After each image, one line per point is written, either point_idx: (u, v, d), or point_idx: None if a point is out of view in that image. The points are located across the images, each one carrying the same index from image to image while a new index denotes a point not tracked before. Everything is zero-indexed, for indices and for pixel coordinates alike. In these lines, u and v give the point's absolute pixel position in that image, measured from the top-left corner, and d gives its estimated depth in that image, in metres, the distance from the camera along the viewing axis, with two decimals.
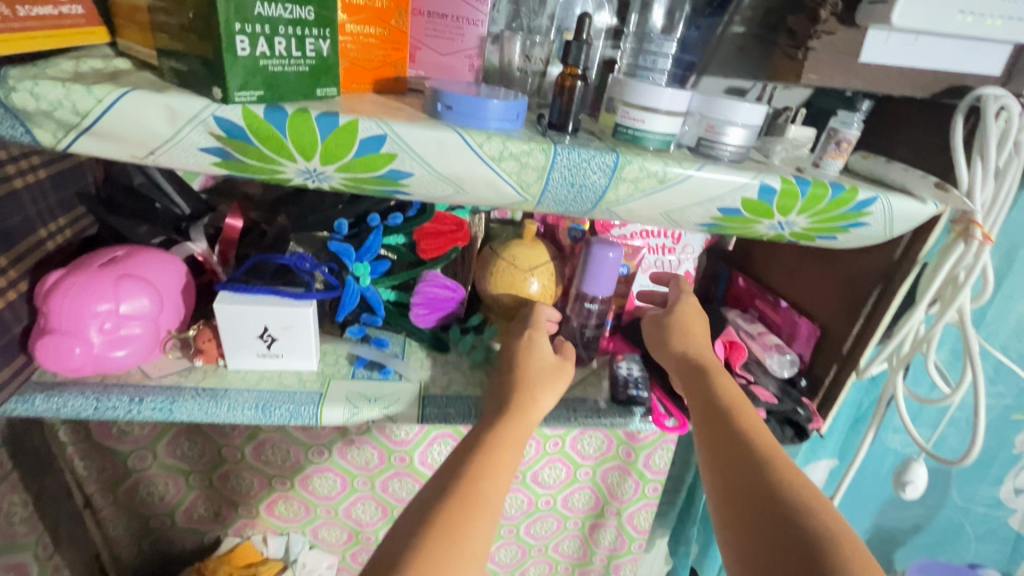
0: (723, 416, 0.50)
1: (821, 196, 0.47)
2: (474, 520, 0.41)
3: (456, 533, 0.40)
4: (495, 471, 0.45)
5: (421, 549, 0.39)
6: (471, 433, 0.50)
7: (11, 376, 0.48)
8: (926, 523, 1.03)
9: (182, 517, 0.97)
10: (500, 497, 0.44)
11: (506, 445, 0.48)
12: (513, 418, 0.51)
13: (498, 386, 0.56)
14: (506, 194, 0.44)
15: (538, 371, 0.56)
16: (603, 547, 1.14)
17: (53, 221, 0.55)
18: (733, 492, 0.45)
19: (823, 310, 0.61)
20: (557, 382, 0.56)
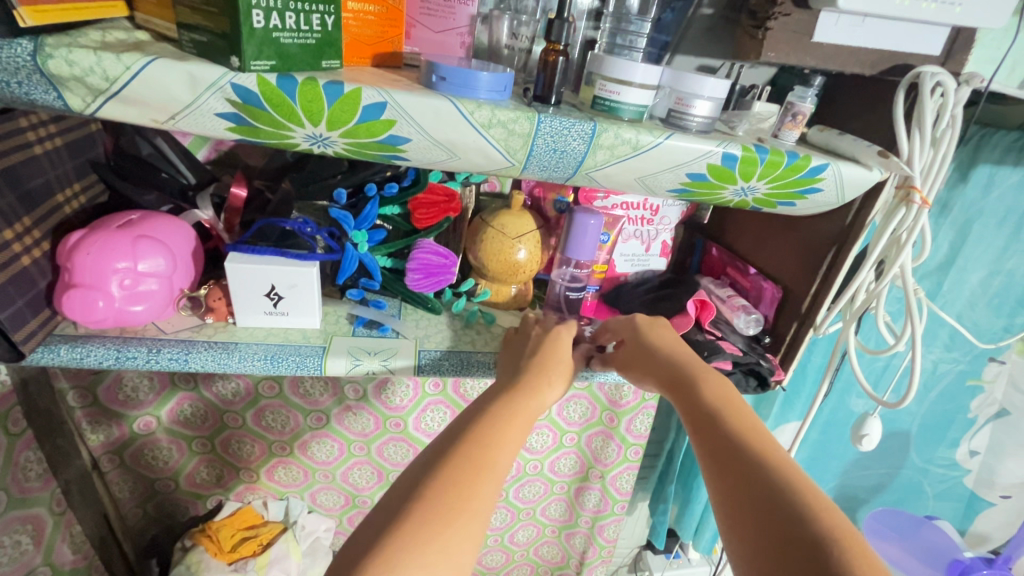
0: (717, 409, 0.51)
1: (778, 163, 0.52)
2: (481, 484, 0.44)
3: (463, 495, 0.42)
4: (502, 443, 0.48)
5: (423, 508, 0.41)
6: (478, 403, 0.52)
7: (40, 326, 0.52)
8: (888, 484, 1.10)
9: (185, 480, 1.01)
10: (504, 468, 0.46)
11: (514, 421, 0.50)
12: (525, 395, 0.53)
13: (513, 368, 0.59)
14: (494, 159, 0.49)
15: (552, 361, 0.59)
16: (588, 510, 1.21)
17: (69, 186, 0.59)
18: (728, 475, 0.46)
19: (786, 273, 0.67)
20: (567, 374, 0.59)
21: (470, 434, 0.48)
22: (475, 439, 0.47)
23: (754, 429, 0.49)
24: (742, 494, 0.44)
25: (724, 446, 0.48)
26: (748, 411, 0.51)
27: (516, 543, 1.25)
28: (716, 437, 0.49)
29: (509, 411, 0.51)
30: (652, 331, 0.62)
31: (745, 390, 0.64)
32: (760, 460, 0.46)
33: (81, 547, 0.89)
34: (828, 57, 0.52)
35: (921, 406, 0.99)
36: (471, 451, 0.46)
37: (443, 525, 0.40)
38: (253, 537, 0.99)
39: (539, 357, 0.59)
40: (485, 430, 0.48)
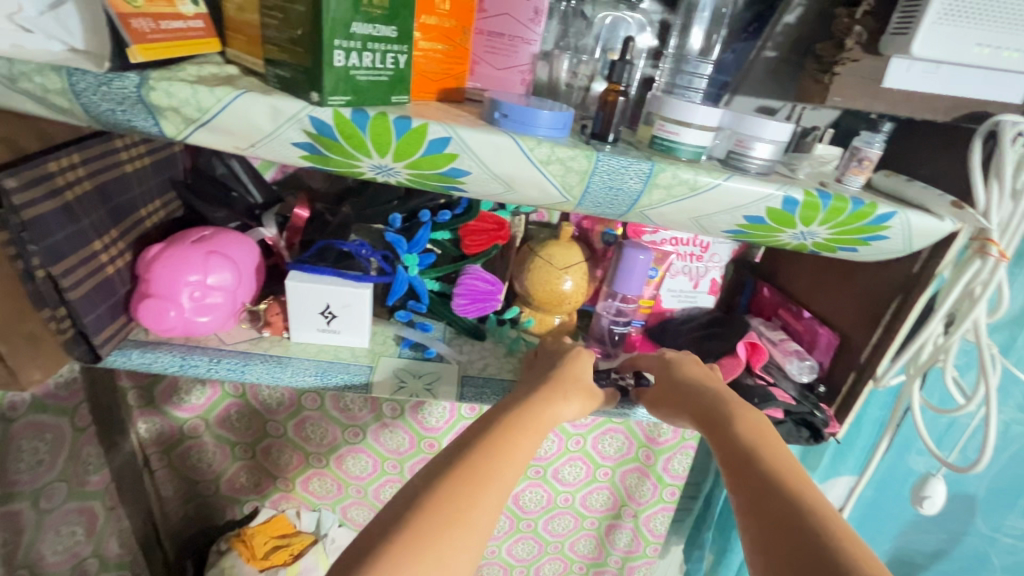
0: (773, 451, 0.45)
1: (842, 209, 0.50)
2: (478, 502, 0.39)
3: (456, 513, 0.38)
4: (509, 457, 0.43)
5: (413, 525, 0.37)
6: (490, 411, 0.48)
7: (116, 330, 0.56)
8: (950, 551, 1.01)
9: (226, 484, 1.04)
10: (508, 483, 0.42)
11: (524, 436, 0.45)
12: (540, 406, 0.49)
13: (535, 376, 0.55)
14: (549, 194, 0.50)
15: (575, 379, 0.54)
16: (619, 549, 1.17)
17: (151, 202, 0.63)
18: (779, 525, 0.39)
19: (844, 319, 0.64)
20: (587, 396, 0.54)
21: (474, 442, 0.44)
22: (479, 450, 0.43)
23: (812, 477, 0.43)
24: (794, 547, 0.38)
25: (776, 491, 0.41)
26: (803, 452, 0.46)
27: None
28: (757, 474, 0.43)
29: (521, 421, 0.47)
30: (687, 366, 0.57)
31: (795, 440, 0.62)
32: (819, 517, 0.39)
33: (128, 541, 0.93)
34: (898, 103, 0.50)
35: (990, 468, 0.91)
36: (477, 460, 0.42)
37: (427, 547, 0.36)
38: (283, 546, 1.01)
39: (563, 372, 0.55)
40: (497, 439, 0.44)
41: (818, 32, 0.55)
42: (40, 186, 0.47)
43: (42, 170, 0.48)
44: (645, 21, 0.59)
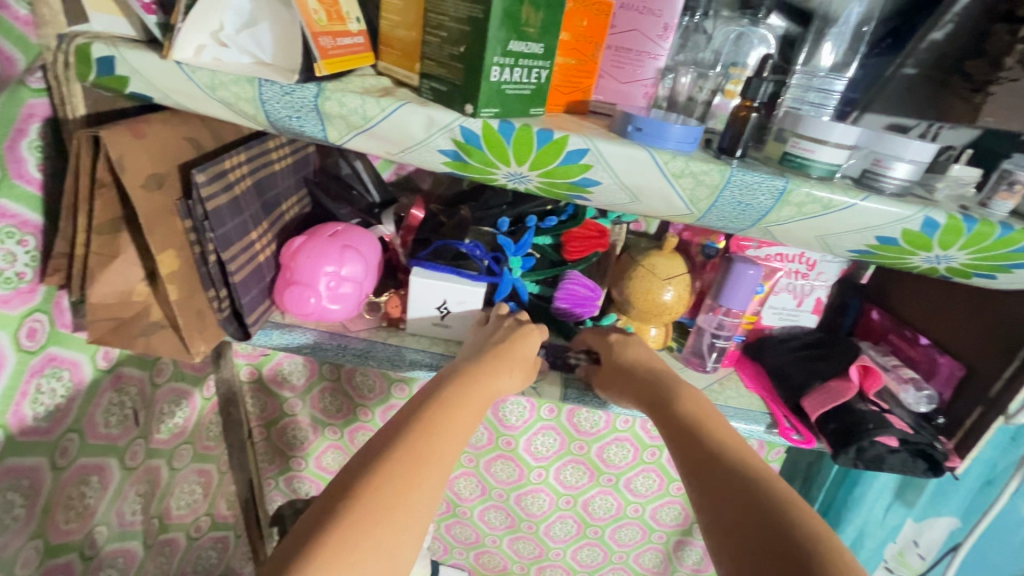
0: (695, 436, 0.52)
1: (987, 234, 0.48)
2: (428, 472, 0.45)
3: (409, 485, 0.43)
4: (453, 429, 0.49)
5: (369, 492, 0.42)
6: (436, 382, 0.54)
7: (260, 313, 0.62)
8: None
9: (313, 462, 1.11)
10: (451, 451, 0.47)
11: (466, 404, 0.52)
12: (481, 379, 0.55)
13: (479, 346, 0.61)
14: (675, 207, 0.51)
15: (518, 354, 0.60)
16: (686, 566, 1.16)
17: (291, 198, 0.70)
18: (709, 487, 0.47)
19: (969, 349, 0.61)
20: (528, 371, 0.61)
21: (419, 417, 0.49)
22: (422, 422, 0.48)
23: (731, 452, 0.50)
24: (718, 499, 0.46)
25: (707, 461, 0.50)
26: (718, 431, 0.53)
27: None
28: (689, 457, 0.51)
29: (462, 395, 0.52)
30: (626, 348, 0.65)
31: (912, 472, 0.60)
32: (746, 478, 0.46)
33: (234, 504, 1.02)
34: None
35: None
36: (419, 439, 0.46)
37: (381, 516, 0.41)
38: None
39: (508, 343, 0.60)
40: (438, 413, 0.49)
41: (968, 48, 0.53)
42: (217, 182, 0.54)
43: (219, 167, 0.54)
44: (770, 35, 0.58)
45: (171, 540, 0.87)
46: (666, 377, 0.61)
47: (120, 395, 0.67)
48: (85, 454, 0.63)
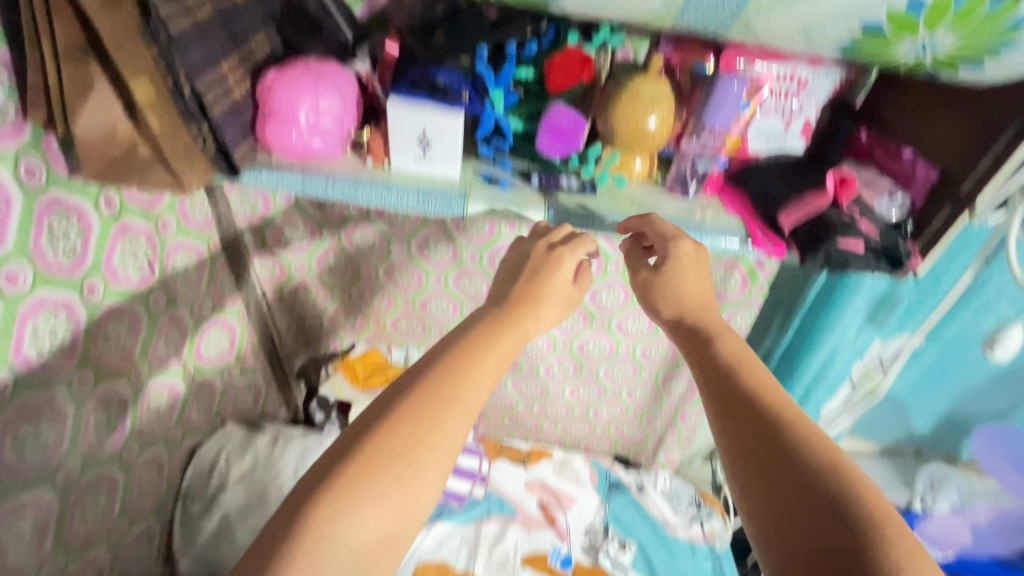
0: (735, 377, 0.52)
1: (976, 9, 0.45)
2: (444, 418, 0.47)
3: (426, 432, 0.46)
4: (475, 379, 0.50)
5: (378, 445, 0.45)
6: (461, 326, 0.55)
7: (248, 152, 0.64)
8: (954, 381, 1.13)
9: (329, 320, 1.23)
10: (475, 401, 0.49)
11: (490, 351, 0.52)
12: (509, 325, 0.55)
13: (507, 284, 0.60)
14: (651, 2, 0.49)
15: (548, 288, 0.60)
16: (673, 396, 1.29)
17: (259, 34, 0.67)
18: (750, 438, 0.48)
19: (947, 150, 0.63)
20: (565, 303, 0.60)
21: (431, 368, 0.50)
22: (443, 368, 0.50)
23: (778, 401, 0.50)
24: (757, 452, 0.47)
25: (749, 407, 0.49)
26: (765, 373, 0.53)
27: (598, 418, 1.39)
28: (733, 397, 0.51)
29: (490, 341, 0.53)
30: (677, 277, 0.62)
31: (873, 269, 0.65)
32: (788, 433, 0.47)
33: (259, 355, 1.12)
34: None
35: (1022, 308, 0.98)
36: (437, 385, 0.48)
37: (387, 468, 0.44)
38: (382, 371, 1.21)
39: (533, 285, 0.59)
40: (456, 365, 0.50)
41: None
42: (175, 3, 0.52)
43: None
44: None
45: (209, 385, 0.96)
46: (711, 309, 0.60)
47: (132, 245, 0.71)
48: (110, 298, 0.69)
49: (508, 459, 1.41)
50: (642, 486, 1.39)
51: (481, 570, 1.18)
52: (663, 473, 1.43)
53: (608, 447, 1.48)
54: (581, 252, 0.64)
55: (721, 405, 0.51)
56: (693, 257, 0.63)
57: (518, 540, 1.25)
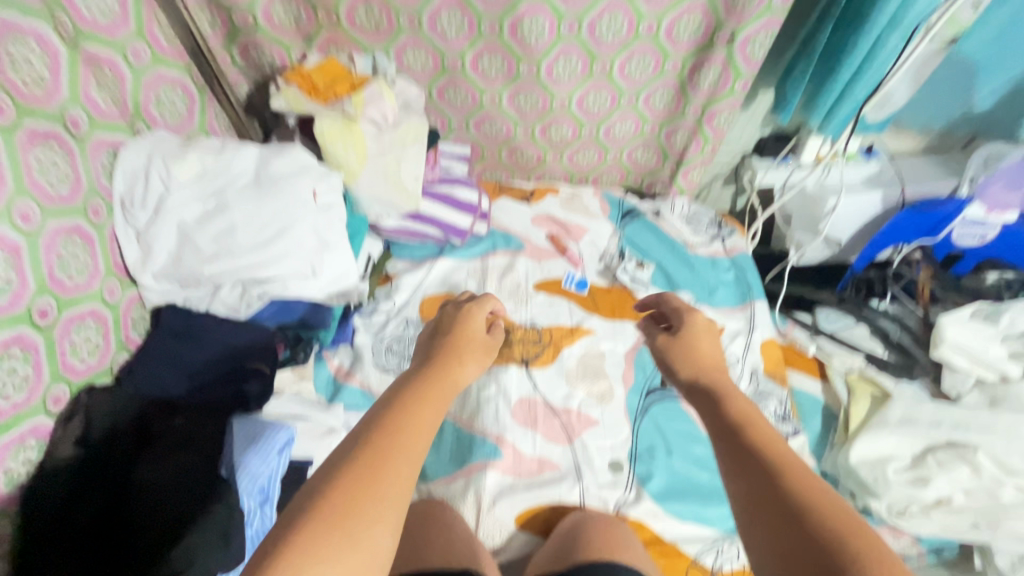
0: (735, 430, 0.52)
1: None
2: (387, 469, 0.47)
3: (369, 476, 0.46)
4: (416, 425, 0.53)
5: (329, 495, 0.44)
6: (393, 389, 0.58)
7: None
8: None
9: (263, 17, 0.96)
10: (414, 447, 0.50)
11: (427, 402, 0.56)
12: (437, 379, 0.60)
13: (434, 346, 0.68)
14: None
15: (467, 343, 0.68)
16: (700, 93, 1.08)
17: None
18: (754, 494, 0.46)
19: None
20: (482, 353, 0.69)
21: (374, 418, 0.52)
22: (383, 424, 0.51)
23: (778, 454, 0.48)
24: (760, 505, 0.45)
25: (747, 460, 0.48)
26: (770, 426, 0.52)
27: (611, 140, 1.22)
28: (735, 448, 0.50)
29: (430, 390, 0.58)
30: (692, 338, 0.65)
31: None
32: (782, 482, 0.45)
33: (176, 45, 0.85)
34: None
35: None
36: (373, 444, 0.49)
37: (339, 518, 0.43)
38: (345, 81, 0.99)
39: (457, 335, 0.69)
40: (388, 420, 0.52)
41: None
42: None
43: None
44: None
45: (107, 61, 0.71)
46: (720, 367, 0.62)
47: None
48: None
49: (510, 198, 1.28)
50: (658, 212, 1.28)
51: None
52: (681, 199, 1.30)
53: (620, 179, 1.34)
54: (489, 307, 0.76)
55: (720, 452, 0.51)
56: (707, 327, 0.67)
57: (529, 270, 1.16)
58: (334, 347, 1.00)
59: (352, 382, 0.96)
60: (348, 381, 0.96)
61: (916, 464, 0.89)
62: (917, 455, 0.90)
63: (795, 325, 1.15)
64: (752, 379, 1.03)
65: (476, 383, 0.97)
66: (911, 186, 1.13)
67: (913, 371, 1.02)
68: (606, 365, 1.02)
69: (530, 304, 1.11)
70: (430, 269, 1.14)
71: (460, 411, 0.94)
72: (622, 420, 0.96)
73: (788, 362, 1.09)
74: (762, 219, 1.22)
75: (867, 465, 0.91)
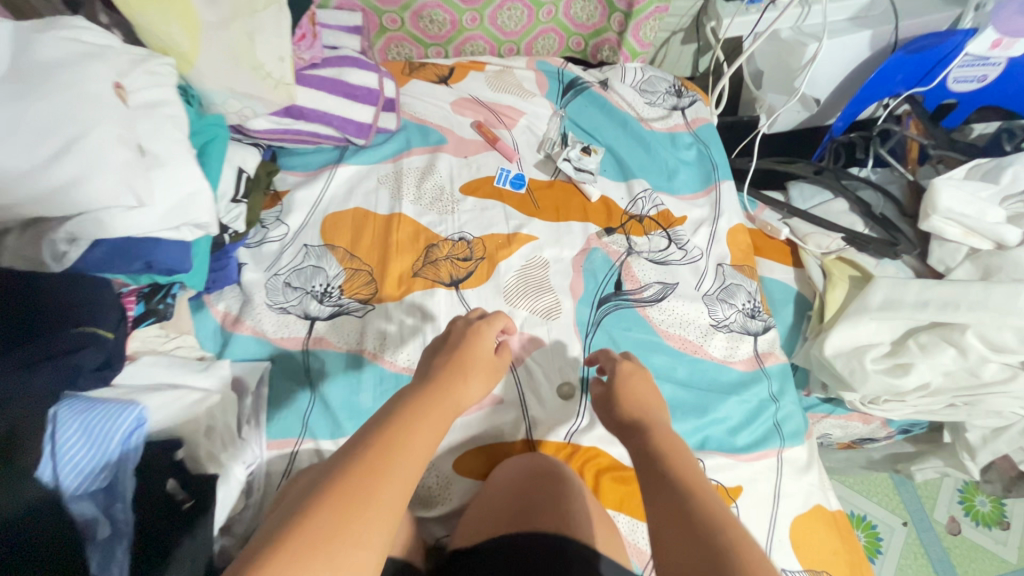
0: (654, 460, 0.54)
1: None
2: (383, 482, 0.43)
3: (368, 489, 0.42)
4: (415, 435, 0.49)
5: (311, 517, 0.40)
6: (389, 405, 0.54)
7: None
8: None
9: None
10: (413, 461, 0.47)
11: (427, 414, 0.53)
12: (439, 394, 0.57)
13: (433, 366, 0.63)
14: None
15: (475, 358, 0.65)
16: None
17: None
18: (663, 515, 0.47)
19: None
20: (489, 374, 0.66)
21: (367, 432, 0.49)
22: (380, 436, 0.48)
23: (690, 477, 0.50)
24: (666, 519, 0.47)
25: (661, 484, 0.51)
26: (692, 457, 0.55)
27: None
28: (657, 472, 0.52)
29: (430, 405, 0.54)
30: (627, 381, 0.65)
31: None
32: (691, 500, 0.47)
33: None
34: None
35: None
36: (370, 455, 0.45)
37: (326, 537, 0.39)
38: None
39: (459, 354, 0.65)
40: (384, 432, 0.48)
41: None
42: None
43: None
44: None
45: None
46: (655, 409, 0.63)
47: None
48: None
49: (423, 79, 1.03)
50: (605, 82, 1.05)
51: (410, 209, 0.91)
52: (632, 64, 1.08)
53: (558, 46, 1.10)
54: (499, 324, 0.70)
55: (641, 477, 0.53)
56: (637, 374, 0.66)
57: (453, 169, 0.96)
58: (217, 290, 0.81)
59: (241, 331, 0.79)
60: (236, 330, 0.79)
61: (896, 351, 0.80)
62: (897, 340, 0.81)
63: (766, 208, 1.00)
64: (718, 275, 0.89)
65: (398, 312, 0.82)
66: (906, 20, 0.91)
67: (896, 250, 0.88)
68: (551, 276, 0.87)
69: (457, 212, 0.92)
70: (328, 179, 0.92)
71: (381, 350, 0.79)
72: (571, 337, 0.82)
73: (758, 250, 0.96)
74: (728, 78, 1.01)
75: (844, 356, 0.81)
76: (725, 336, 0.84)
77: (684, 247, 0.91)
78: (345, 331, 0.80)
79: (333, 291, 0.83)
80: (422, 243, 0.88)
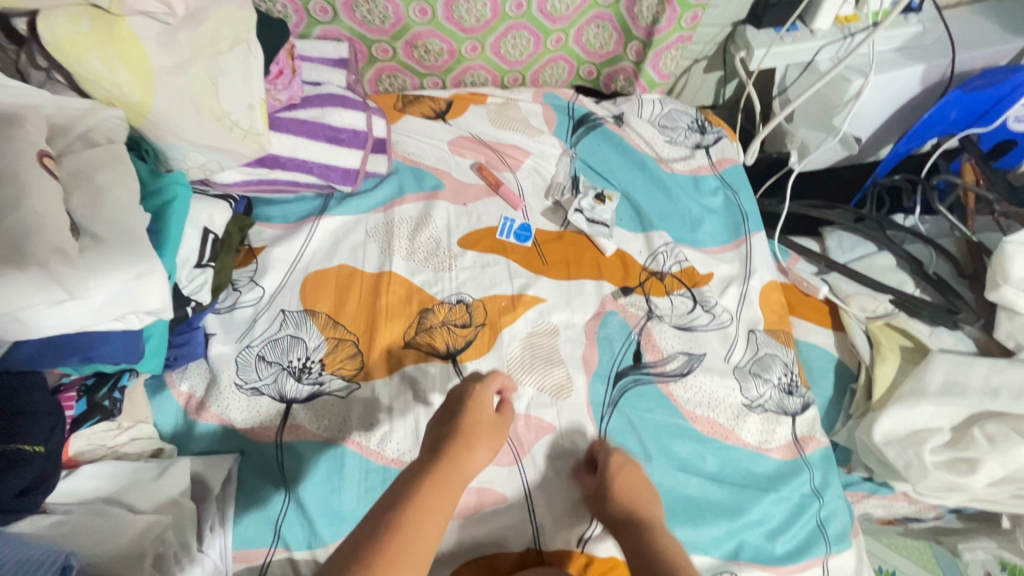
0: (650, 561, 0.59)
1: None
2: None
3: None
4: (419, 531, 0.50)
5: None
6: (391, 494, 0.54)
7: None
8: None
9: None
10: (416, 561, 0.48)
11: (432, 506, 0.53)
12: (443, 475, 0.55)
13: (435, 437, 0.60)
14: None
15: (479, 423, 0.61)
16: None
17: None
18: None
19: None
20: (493, 435, 0.62)
21: (373, 531, 0.49)
22: (385, 536, 0.49)
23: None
24: None
25: None
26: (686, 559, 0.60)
27: (550, 18, 0.87)
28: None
29: (435, 494, 0.54)
30: (623, 473, 0.64)
31: None
32: None
33: None
34: None
35: None
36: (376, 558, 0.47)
37: None
38: None
39: (460, 419, 0.61)
40: (388, 533, 0.49)
41: None
42: None
43: None
44: None
45: None
46: (650, 496, 0.65)
47: None
48: None
49: (418, 115, 0.93)
50: (620, 117, 0.95)
51: (402, 266, 0.80)
52: (650, 96, 0.97)
53: (568, 75, 0.99)
54: (496, 382, 0.66)
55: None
56: (629, 466, 0.66)
57: (450, 218, 0.85)
58: (181, 367, 0.71)
59: (206, 419, 0.69)
60: (201, 417, 0.69)
61: (957, 440, 0.70)
62: (958, 427, 0.71)
63: (799, 258, 0.89)
64: (750, 343, 0.79)
65: (390, 393, 0.71)
66: (964, 52, 0.81)
67: (957, 318, 0.79)
68: (560, 345, 0.76)
69: (455, 270, 0.81)
70: (310, 233, 0.81)
71: (366, 438, 0.68)
72: (585, 419, 0.71)
73: (792, 308, 0.85)
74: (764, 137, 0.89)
75: (897, 446, 0.70)
76: (760, 418, 0.74)
77: (712, 310, 0.81)
78: (325, 414, 0.70)
79: (312, 365, 0.72)
80: (415, 305, 0.78)
